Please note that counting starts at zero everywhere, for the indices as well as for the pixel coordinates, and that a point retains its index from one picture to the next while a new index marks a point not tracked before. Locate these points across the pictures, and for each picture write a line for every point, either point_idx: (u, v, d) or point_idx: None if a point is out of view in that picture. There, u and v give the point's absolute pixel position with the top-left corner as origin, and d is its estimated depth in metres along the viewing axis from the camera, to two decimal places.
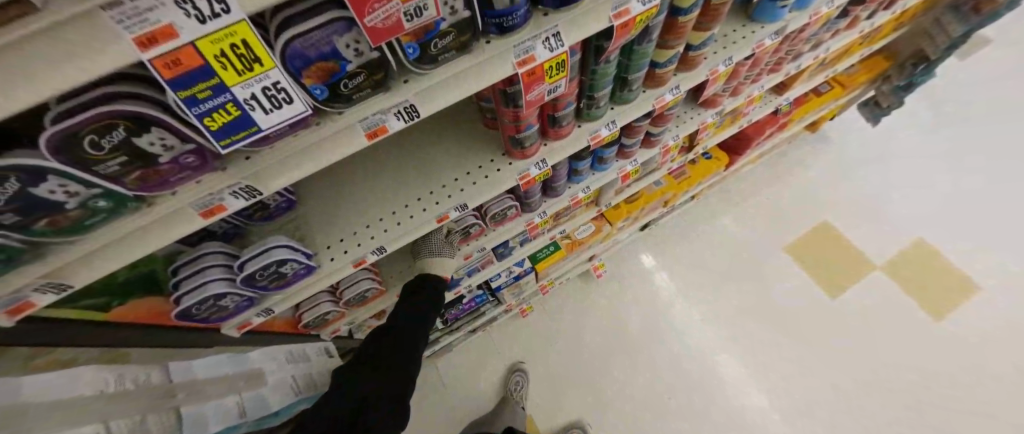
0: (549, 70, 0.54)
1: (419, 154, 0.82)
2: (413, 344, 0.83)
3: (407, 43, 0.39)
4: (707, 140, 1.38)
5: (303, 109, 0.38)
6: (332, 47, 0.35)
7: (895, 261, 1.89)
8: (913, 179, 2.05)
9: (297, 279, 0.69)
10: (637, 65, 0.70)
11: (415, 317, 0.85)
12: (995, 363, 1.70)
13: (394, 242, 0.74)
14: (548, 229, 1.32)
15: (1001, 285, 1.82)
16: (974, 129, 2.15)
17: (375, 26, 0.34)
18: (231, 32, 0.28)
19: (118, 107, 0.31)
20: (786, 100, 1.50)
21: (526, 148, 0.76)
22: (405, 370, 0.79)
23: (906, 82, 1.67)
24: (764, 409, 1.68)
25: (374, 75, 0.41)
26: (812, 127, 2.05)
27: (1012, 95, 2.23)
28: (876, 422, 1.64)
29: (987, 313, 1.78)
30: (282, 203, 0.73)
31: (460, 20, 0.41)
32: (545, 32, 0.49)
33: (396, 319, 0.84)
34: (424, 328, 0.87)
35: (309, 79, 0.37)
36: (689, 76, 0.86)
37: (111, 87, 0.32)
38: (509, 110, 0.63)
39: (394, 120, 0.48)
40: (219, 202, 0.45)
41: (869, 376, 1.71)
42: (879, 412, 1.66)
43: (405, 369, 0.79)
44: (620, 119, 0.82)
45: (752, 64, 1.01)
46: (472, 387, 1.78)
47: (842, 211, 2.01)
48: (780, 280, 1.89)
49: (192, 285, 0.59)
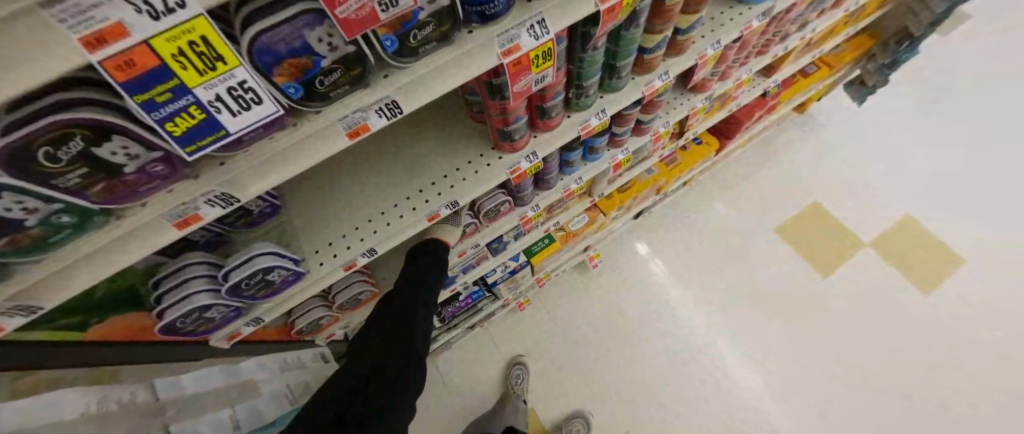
0: (535, 60, 0.52)
1: (406, 151, 0.79)
2: (415, 314, 0.75)
3: (383, 35, 0.37)
4: (697, 125, 1.38)
5: (275, 109, 0.36)
6: (303, 42, 0.33)
7: (884, 238, 1.92)
8: (899, 157, 2.07)
9: (285, 286, 0.67)
10: (625, 51, 0.69)
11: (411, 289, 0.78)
12: (981, 334, 1.75)
13: (384, 244, 0.72)
14: (541, 222, 1.31)
15: (983, 258, 1.86)
16: (956, 105, 2.18)
17: (348, 18, 0.32)
18: (188, 28, 0.26)
19: (77, 115, 0.29)
20: (774, 83, 1.49)
21: (515, 140, 0.74)
22: (408, 344, 0.71)
23: (891, 60, 1.69)
24: (758, 390, 1.71)
25: (351, 70, 0.39)
26: (799, 108, 2.06)
27: (992, 70, 2.27)
28: (866, 396, 1.69)
29: (969, 285, 1.82)
30: (267, 209, 0.70)
31: (439, 9, 0.39)
32: (529, 18, 0.47)
33: (390, 301, 0.77)
34: (422, 296, 0.78)
35: (281, 77, 0.35)
36: (677, 61, 0.85)
37: (64, 93, 0.29)
38: (495, 103, 0.61)
39: (375, 118, 0.46)
40: (194, 211, 0.43)
41: (859, 352, 1.75)
42: (869, 386, 1.70)
43: (408, 343, 0.71)
44: (609, 108, 0.81)
45: (740, 47, 1.00)
46: (471, 383, 1.78)
47: (829, 191, 2.03)
48: (772, 262, 1.91)
49: (175, 298, 0.56)
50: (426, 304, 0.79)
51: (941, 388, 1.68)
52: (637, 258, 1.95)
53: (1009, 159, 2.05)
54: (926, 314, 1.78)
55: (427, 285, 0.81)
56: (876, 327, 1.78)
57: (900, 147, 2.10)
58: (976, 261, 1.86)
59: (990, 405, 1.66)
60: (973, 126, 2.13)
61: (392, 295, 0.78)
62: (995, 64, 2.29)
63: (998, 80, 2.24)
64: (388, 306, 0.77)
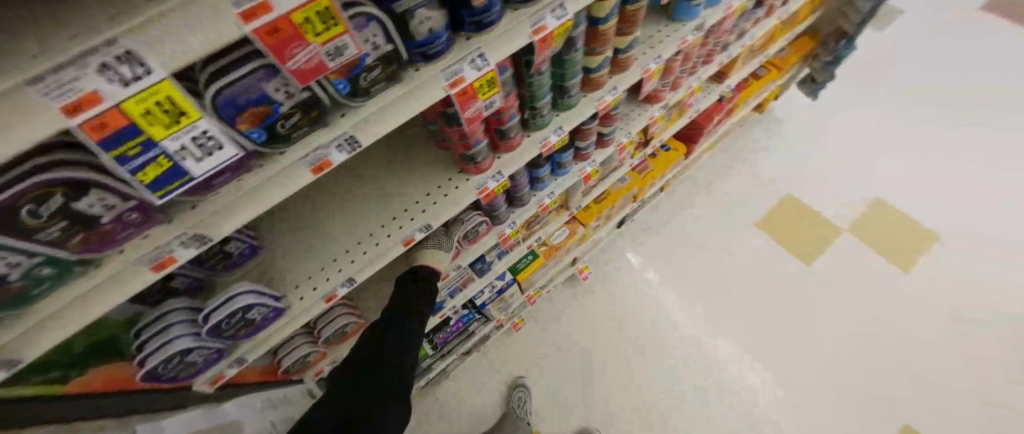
0: (481, 88, 0.57)
1: (378, 181, 0.84)
2: (398, 336, 0.77)
3: (335, 80, 0.42)
4: (660, 133, 1.46)
5: (235, 152, 0.40)
6: (262, 92, 0.38)
7: (857, 222, 2.00)
8: (859, 145, 2.19)
9: (266, 323, 0.69)
10: (571, 73, 0.75)
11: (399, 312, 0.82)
12: (962, 303, 1.82)
13: (362, 273, 0.75)
14: (522, 239, 1.34)
15: (949, 243, 1.94)
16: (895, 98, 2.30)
17: (298, 69, 0.37)
18: (156, 90, 0.29)
19: (64, 173, 0.33)
20: (727, 87, 1.60)
21: (479, 163, 0.79)
22: (390, 369, 0.73)
23: (833, 57, 1.82)
24: (750, 397, 1.71)
25: (308, 113, 0.43)
26: (759, 107, 2.18)
27: (930, 65, 2.41)
28: (852, 395, 1.70)
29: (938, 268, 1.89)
30: (246, 250, 0.72)
31: (383, 54, 0.44)
32: (469, 54, 0.52)
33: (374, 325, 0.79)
34: (409, 319, 0.82)
35: (243, 124, 0.39)
36: (623, 77, 0.92)
37: (52, 155, 0.33)
38: (454, 129, 0.67)
39: (336, 153, 0.50)
40: (169, 254, 0.45)
41: (844, 353, 1.76)
42: (855, 387, 1.71)
43: (389, 368, 0.73)
44: (565, 125, 0.87)
45: (683, 59, 1.09)
46: (472, 412, 1.75)
47: (800, 182, 2.12)
48: (755, 257, 1.97)
49: (156, 344, 0.58)
50: (414, 324, 0.82)
51: (924, 381, 1.71)
52: (624, 267, 1.99)
53: (957, 148, 2.17)
54: (908, 290, 1.84)
55: (412, 310, 0.84)
56: (855, 319, 1.82)
57: (860, 134, 2.22)
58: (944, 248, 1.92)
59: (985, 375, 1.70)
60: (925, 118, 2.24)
61: (374, 321, 0.81)
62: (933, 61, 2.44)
63: (937, 74, 2.39)
64: (372, 329, 0.79)
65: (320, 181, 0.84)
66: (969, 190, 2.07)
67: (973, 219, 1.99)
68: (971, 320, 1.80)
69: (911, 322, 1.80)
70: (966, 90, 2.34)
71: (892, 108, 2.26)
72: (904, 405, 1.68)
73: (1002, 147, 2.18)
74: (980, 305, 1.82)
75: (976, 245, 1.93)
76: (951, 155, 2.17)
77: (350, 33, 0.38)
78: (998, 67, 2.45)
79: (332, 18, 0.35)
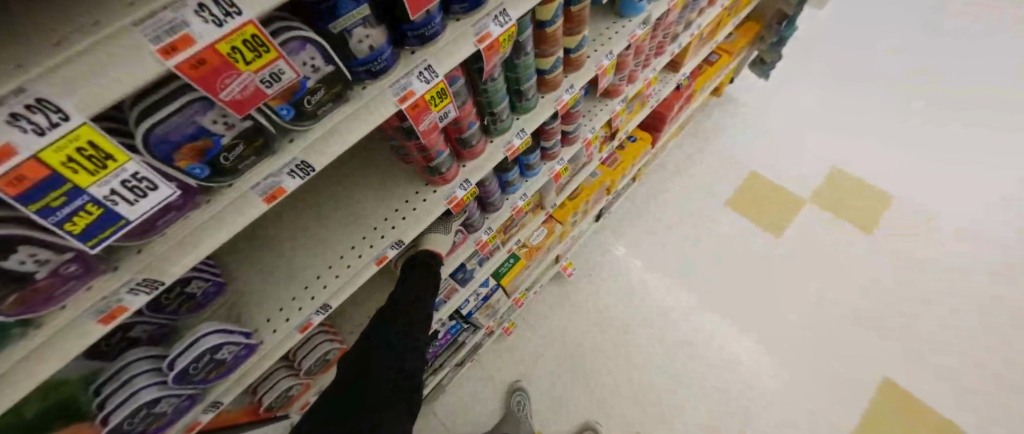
0: (432, 100, 0.57)
1: (345, 201, 0.83)
2: (386, 346, 0.74)
3: (278, 106, 0.42)
4: (624, 125, 1.50)
5: (172, 191, 0.38)
6: (197, 126, 0.37)
7: (819, 192, 2.11)
8: (813, 119, 2.31)
9: (237, 362, 0.66)
10: (525, 76, 0.77)
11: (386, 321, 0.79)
12: (918, 256, 1.95)
13: (336, 297, 0.74)
14: (501, 243, 1.35)
15: (950, 244, 1.97)
16: (888, 98, 2.38)
17: (233, 99, 0.36)
18: (76, 136, 0.28)
19: None
20: (683, 75, 1.66)
21: (445, 173, 0.78)
22: (378, 380, 0.70)
23: (778, 38, 1.92)
24: (738, 384, 1.74)
25: (253, 142, 0.42)
26: (716, 92, 2.27)
27: (893, 54, 2.55)
28: (823, 373, 1.74)
29: (908, 244, 1.98)
30: (211, 288, 0.69)
31: (325, 75, 0.43)
32: (416, 67, 0.52)
33: (365, 336, 0.77)
34: (398, 326, 0.78)
35: (183, 161, 0.38)
36: (578, 75, 0.94)
37: None
38: (413, 142, 0.67)
39: (290, 180, 0.49)
40: (118, 304, 0.42)
41: (811, 329, 1.82)
42: (823, 367, 1.75)
43: (377, 379, 0.70)
44: (527, 127, 0.88)
45: (635, 52, 1.13)
46: (468, 422, 1.73)
47: (764, 159, 2.22)
48: (729, 235, 2.04)
49: (120, 398, 0.55)
50: (404, 330, 0.78)
51: (923, 372, 1.74)
52: (608, 259, 2.02)
53: (957, 149, 2.20)
54: (870, 249, 1.96)
55: (398, 316, 0.79)
56: (818, 294, 1.89)
57: (812, 109, 2.34)
58: (945, 248, 1.95)
59: (948, 321, 1.82)
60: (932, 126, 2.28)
61: (367, 330, 0.78)
62: (932, 61, 2.52)
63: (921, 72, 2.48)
64: (363, 342, 0.77)
65: (284, 207, 0.82)
66: (970, 189, 2.09)
67: (950, 202, 2.06)
68: (974, 321, 1.83)
69: (877, 288, 1.90)
70: (967, 90, 2.39)
71: (885, 108, 2.35)
72: (882, 359, 1.76)
73: (1002, 147, 2.19)
74: (979, 300, 1.86)
75: (970, 235, 1.97)
76: (951, 155, 2.19)
77: (284, 57, 0.38)
78: (999, 66, 2.48)
79: (263, 45, 0.35)
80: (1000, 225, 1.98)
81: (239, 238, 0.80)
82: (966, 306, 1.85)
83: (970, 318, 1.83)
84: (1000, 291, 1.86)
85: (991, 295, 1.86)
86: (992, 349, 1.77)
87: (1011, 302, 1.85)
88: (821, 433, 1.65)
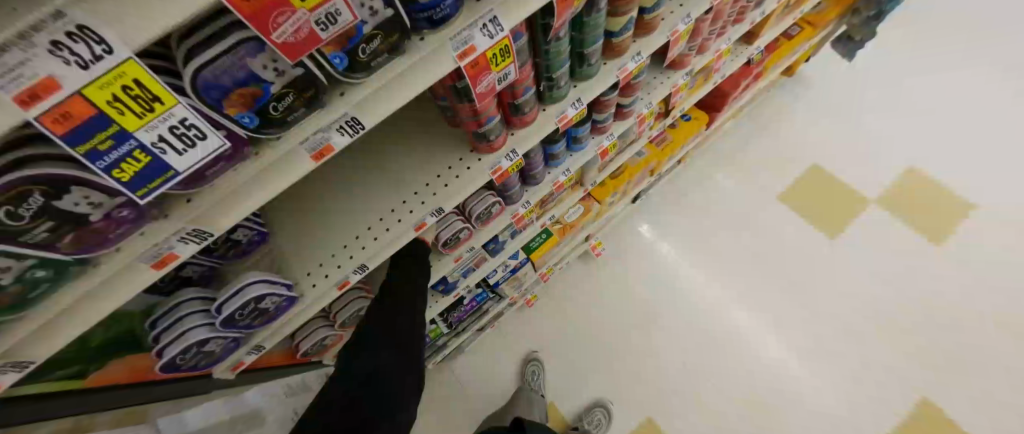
0: (494, 58, 0.51)
1: (387, 161, 0.80)
2: (399, 319, 0.80)
3: (331, 53, 0.37)
4: (682, 102, 1.37)
5: (220, 143, 0.35)
6: (247, 71, 0.33)
7: (888, 193, 1.89)
8: (893, 109, 2.04)
9: (279, 313, 0.67)
10: (591, 38, 0.68)
11: (400, 296, 0.83)
12: (989, 275, 1.74)
13: (375, 259, 0.73)
14: (536, 218, 1.30)
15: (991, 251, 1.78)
16: (989, 96, 2.05)
17: (286, 42, 0.32)
18: (119, 73, 0.24)
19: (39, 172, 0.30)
20: (757, 50, 1.47)
21: (492, 140, 0.73)
22: (396, 348, 0.78)
23: (876, 12, 1.66)
24: (789, 379, 1.68)
25: (304, 93, 0.39)
26: (788, 71, 2.03)
27: (1011, 40, 2.16)
28: (854, 387, 1.64)
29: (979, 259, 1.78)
30: (255, 237, 0.71)
31: (383, 20, 0.38)
32: (480, 18, 0.46)
33: (377, 308, 0.82)
34: (409, 302, 0.83)
35: (232, 109, 0.35)
36: (648, 41, 0.84)
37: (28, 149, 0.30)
38: (465, 105, 0.61)
39: (338, 137, 0.45)
40: (169, 251, 0.42)
41: (865, 329, 1.71)
42: (858, 364, 1.67)
43: (396, 347, 0.78)
44: (585, 97, 0.80)
45: (713, 18, 0.99)
46: (490, 384, 1.79)
47: (833, 151, 1.99)
48: (775, 228, 1.89)
49: (172, 336, 0.58)
50: (414, 304, 0.84)
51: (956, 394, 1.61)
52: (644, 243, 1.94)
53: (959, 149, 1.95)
54: (938, 262, 1.77)
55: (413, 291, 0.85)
56: (875, 295, 1.76)
57: (895, 101, 2.06)
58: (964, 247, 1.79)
59: (1010, 348, 1.66)
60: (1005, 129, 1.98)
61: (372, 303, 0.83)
62: None
63: (979, 65, 2.13)
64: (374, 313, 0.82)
65: (338, 161, 0.81)
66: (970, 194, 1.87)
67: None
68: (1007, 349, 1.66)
69: (940, 299, 1.73)
70: (972, 88, 2.07)
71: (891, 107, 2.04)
72: (928, 380, 1.64)
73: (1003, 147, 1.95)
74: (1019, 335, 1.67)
75: None
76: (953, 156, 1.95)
77: None
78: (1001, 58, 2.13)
79: None
80: (999, 229, 1.81)
81: (292, 189, 0.80)
82: (977, 312, 1.70)
83: (982, 316, 1.70)
84: (1006, 295, 1.72)
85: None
86: (996, 353, 1.66)
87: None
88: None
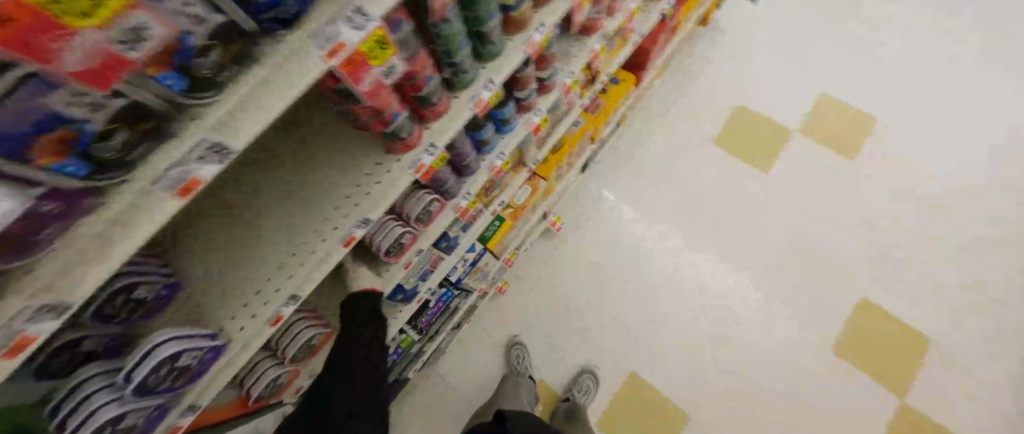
0: (371, 51, 0.48)
1: (299, 182, 0.74)
2: (351, 355, 0.86)
3: (159, 74, 0.32)
4: (605, 66, 1.38)
5: (19, 203, 0.28)
6: (43, 112, 0.27)
7: (805, 122, 2.04)
8: (800, 43, 2.18)
9: (207, 367, 0.61)
10: (485, 13, 0.65)
11: (348, 334, 0.86)
12: (896, 180, 1.95)
13: (305, 286, 0.67)
14: (484, 207, 1.27)
15: (898, 160, 1.98)
16: (880, 16, 2.22)
17: (80, 69, 0.27)
18: None
19: None
20: (667, 3, 1.50)
21: (405, 138, 0.69)
22: (348, 382, 0.85)
23: None
24: (744, 308, 1.82)
25: (137, 124, 0.34)
26: (701, 21, 2.11)
27: None
28: (801, 303, 1.81)
29: (887, 167, 1.98)
30: (162, 292, 0.66)
31: (215, 29, 0.34)
32: (344, 9, 0.42)
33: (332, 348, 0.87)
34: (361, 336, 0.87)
35: (43, 158, 0.30)
36: (549, 10, 0.82)
37: None
38: (360, 106, 0.57)
39: (203, 167, 0.40)
40: (21, 333, 0.34)
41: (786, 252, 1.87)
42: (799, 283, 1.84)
43: (348, 382, 0.85)
44: (497, 77, 0.77)
45: None
46: (468, 380, 1.79)
47: (754, 91, 2.11)
48: (713, 172, 2.01)
49: (76, 422, 0.50)
50: (365, 336, 0.88)
51: (881, 289, 1.83)
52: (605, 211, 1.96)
53: (866, 71, 2.13)
54: (854, 177, 1.96)
55: (361, 326, 0.88)
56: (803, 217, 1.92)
57: (801, 35, 2.20)
58: (875, 159, 1.99)
59: (921, 240, 1.88)
60: (920, 65, 2.13)
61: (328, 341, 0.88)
62: None
63: None
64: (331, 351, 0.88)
65: (259, 165, 0.75)
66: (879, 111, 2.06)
67: (931, 125, 2.02)
68: (923, 242, 1.88)
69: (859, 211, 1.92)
70: (872, 9, 2.23)
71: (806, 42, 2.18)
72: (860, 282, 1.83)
73: (902, 62, 2.14)
74: (926, 228, 1.89)
75: (944, 155, 1.97)
76: (862, 77, 2.12)
77: (142, 6, 0.28)
78: None
79: None
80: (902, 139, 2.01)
81: (215, 189, 0.76)
82: (895, 215, 1.92)
83: (908, 226, 1.89)
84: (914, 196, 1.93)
85: (985, 211, 1.89)
86: (910, 249, 1.87)
87: (931, 203, 1.92)
88: (795, 352, 1.76)
